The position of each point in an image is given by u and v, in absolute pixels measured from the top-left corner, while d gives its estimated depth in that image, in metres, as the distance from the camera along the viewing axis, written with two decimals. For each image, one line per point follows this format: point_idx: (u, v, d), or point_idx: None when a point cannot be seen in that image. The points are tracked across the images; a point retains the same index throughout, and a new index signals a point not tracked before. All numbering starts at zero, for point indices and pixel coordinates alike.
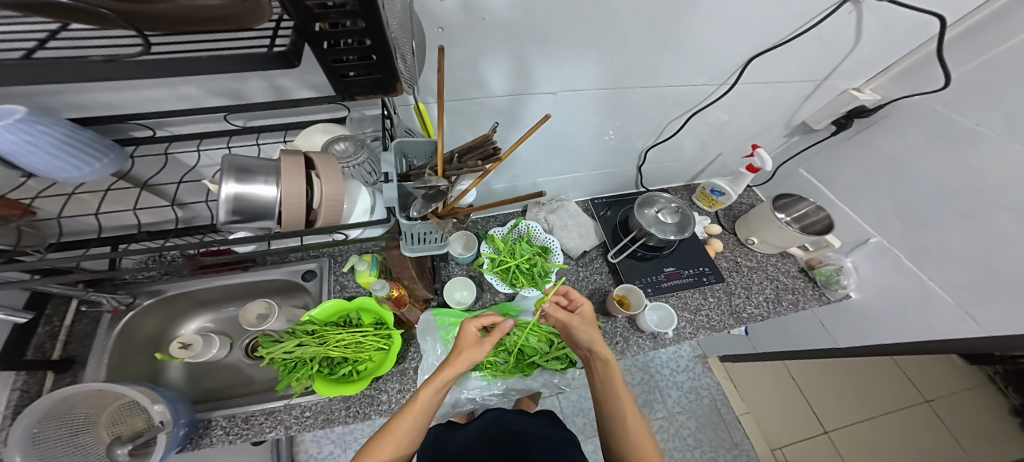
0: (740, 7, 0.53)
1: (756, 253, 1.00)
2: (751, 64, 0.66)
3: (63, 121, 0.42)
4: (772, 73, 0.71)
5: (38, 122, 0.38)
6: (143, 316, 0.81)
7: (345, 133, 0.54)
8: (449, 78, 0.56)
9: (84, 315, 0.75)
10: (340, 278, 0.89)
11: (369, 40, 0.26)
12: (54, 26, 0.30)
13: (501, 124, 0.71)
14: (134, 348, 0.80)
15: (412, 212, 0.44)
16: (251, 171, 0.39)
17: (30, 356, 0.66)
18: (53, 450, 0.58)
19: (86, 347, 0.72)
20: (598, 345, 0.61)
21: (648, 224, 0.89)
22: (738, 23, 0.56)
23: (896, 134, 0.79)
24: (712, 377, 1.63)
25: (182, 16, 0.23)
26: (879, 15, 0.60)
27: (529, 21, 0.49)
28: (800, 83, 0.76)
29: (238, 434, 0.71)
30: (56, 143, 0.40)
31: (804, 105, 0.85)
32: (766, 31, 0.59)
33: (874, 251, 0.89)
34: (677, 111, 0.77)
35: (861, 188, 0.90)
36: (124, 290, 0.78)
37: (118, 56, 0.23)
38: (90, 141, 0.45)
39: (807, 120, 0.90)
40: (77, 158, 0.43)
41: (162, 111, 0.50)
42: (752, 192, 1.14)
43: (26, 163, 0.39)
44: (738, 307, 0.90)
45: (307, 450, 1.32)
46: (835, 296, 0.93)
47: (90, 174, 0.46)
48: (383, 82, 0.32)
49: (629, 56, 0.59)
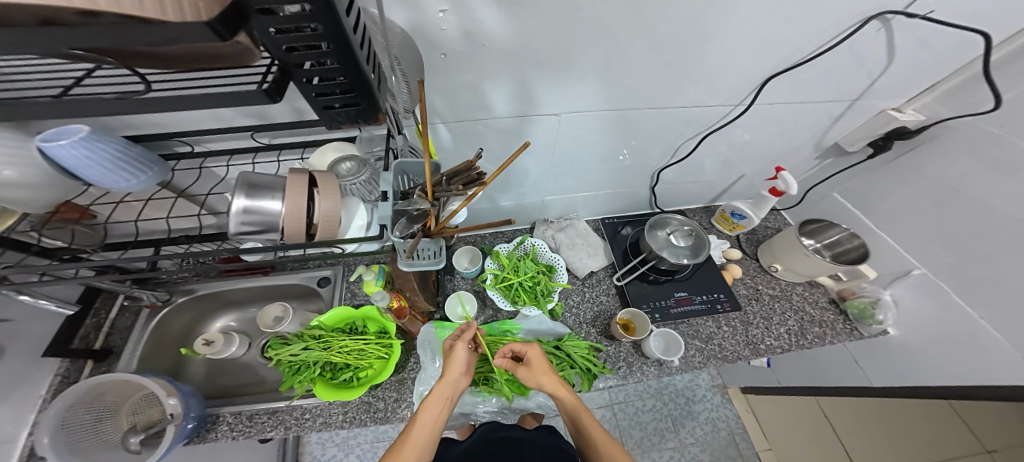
0: (753, 27, 0.50)
1: (780, 280, 0.91)
2: (770, 83, 0.62)
3: (120, 139, 0.45)
4: (798, 92, 0.66)
5: (98, 139, 0.41)
6: (175, 314, 0.86)
7: (353, 153, 0.56)
8: (454, 99, 0.58)
9: (126, 308, 0.82)
10: (351, 286, 0.92)
11: (346, 76, 0.28)
12: (89, 65, 0.34)
13: (484, 152, 0.72)
14: (166, 344, 0.85)
15: (397, 233, 0.46)
16: (261, 187, 0.41)
17: (75, 345, 0.73)
18: (76, 433, 0.62)
19: (122, 339, 0.78)
20: (550, 388, 0.62)
21: (659, 247, 0.85)
22: (752, 44, 0.53)
23: (947, 157, 0.71)
24: (732, 409, 1.51)
25: (185, 57, 0.25)
26: (915, 33, 0.56)
27: (527, 47, 0.50)
28: (828, 103, 0.72)
29: (242, 430, 0.74)
30: (114, 158, 0.43)
31: (835, 125, 0.80)
32: (784, 49, 0.55)
33: (915, 285, 0.79)
34: (692, 130, 0.73)
35: (906, 218, 0.80)
36: (163, 288, 0.85)
37: (130, 95, 0.25)
38: (142, 155, 0.48)
39: (840, 141, 0.85)
40: (131, 169, 0.46)
41: (198, 129, 0.55)
42: (780, 216, 1.07)
43: (87, 176, 0.42)
44: (755, 338, 0.81)
45: (311, 451, 1.35)
46: (869, 333, 0.82)
47: (141, 186, 0.49)
48: (367, 111, 0.33)
49: (635, 78, 0.57)
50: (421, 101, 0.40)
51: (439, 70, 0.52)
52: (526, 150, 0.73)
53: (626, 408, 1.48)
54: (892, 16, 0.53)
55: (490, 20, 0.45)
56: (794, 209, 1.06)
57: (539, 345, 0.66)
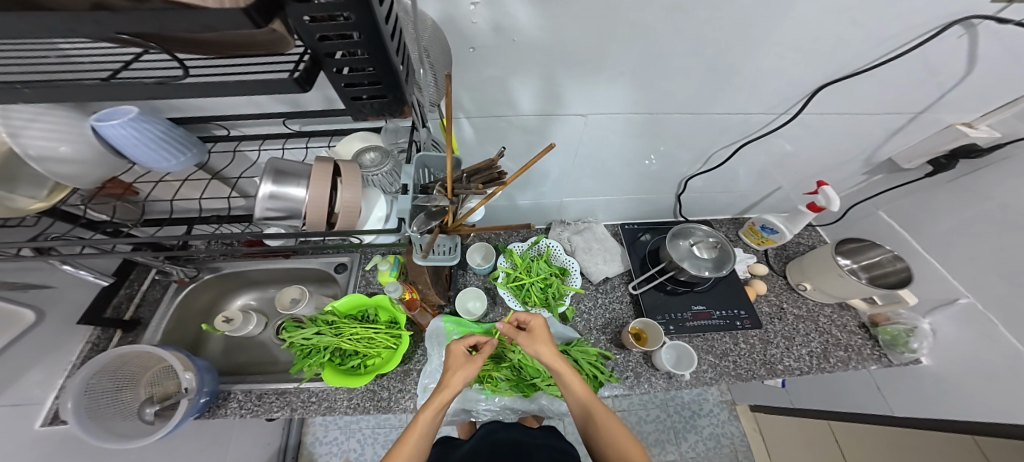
0: (806, 30, 0.45)
1: (808, 299, 0.83)
2: (822, 92, 0.56)
3: (164, 120, 0.46)
4: (862, 103, 0.59)
5: (145, 120, 0.42)
6: (201, 290, 0.88)
7: (376, 143, 0.55)
8: (480, 94, 0.57)
9: (157, 282, 0.84)
10: (366, 274, 0.92)
11: (376, 68, 0.27)
12: (137, 49, 0.33)
13: (508, 149, 0.71)
14: (190, 318, 0.86)
15: (413, 228, 0.45)
16: (287, 174, 0.41)
17: (108, 314, 0.75)
18: (97, 400, 0.64)
19: (151, 311, 0.80)
20: (548, 359, 0.60)
21: (679, 258, 0.79)
22: (805, 49, 0.48)
23: (1015, 179, 0.60)
24: (737, 426, 1.47)
25: (227, 43, 0.25)
26: (1003, 42, 0.47)
27: (559, 44, 0.48)
28: (886, 116, 0.63)
29: (250, 409, 0.76)
30: (158, 139, 0.44)
31: (890, 139, 0.70)
32: (838, 55, 0.49)
33: (962, 314, 0.70)
34: (727, 138, 0.68)
35: (960, 251, 0.71)
36: (192, 264, 0.86)
37: (171, 79, 0.22)
38: (184, 136, 0.48)
39: (897, 158, 0.75)
40: (174, 150, 0.46)
41: (237, 114, 0.53)
42: (816, 232, 0.94)
43: (133, 155, 0.43)
44: (773, 357, 0.77)
45: (314, 432, 1.39)
46: (900, 360, 0.73)
47: (179, 166, 0.50)
48: (394, 104, 0.32)
49: (671, 80, 0.53)
50: (449, 95, 0.39)
51: (467, 64, 0.51)
52: (548, 152, 0.72)
53: (630, 417, 1.46)
54: (979, 22, 0.44)
55: (519, 14, 0.43)
56: (832, 226, 0.98)
57: (542, 315, 0.66)
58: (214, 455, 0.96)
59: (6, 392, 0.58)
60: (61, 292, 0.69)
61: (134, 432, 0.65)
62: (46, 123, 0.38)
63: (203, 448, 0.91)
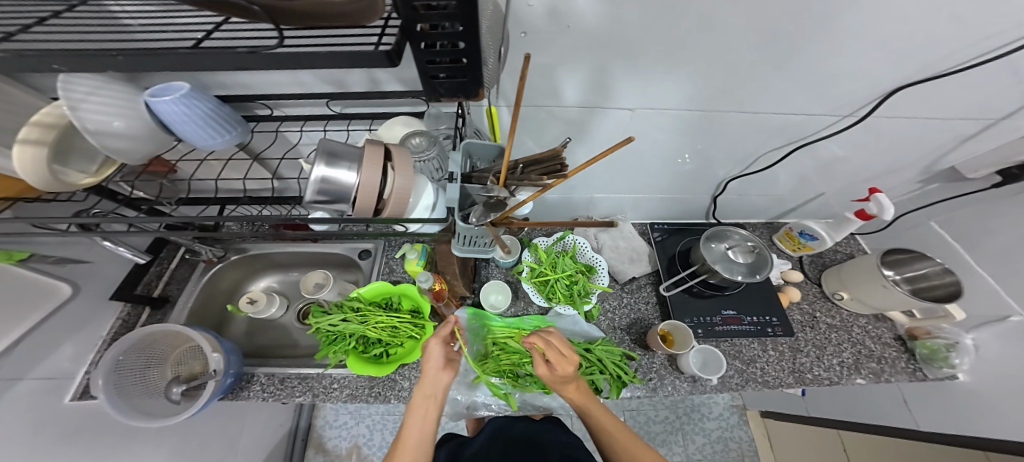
0: (893, 25, 0.42)
1: (842, 310, 0.81)
2: (900, 93, 0.53)
3: (212, 98, 0.46)
4: (926, 108, 0.56)
5: (195, 96, 0.42)
6: (228, 271, 0.88)
7: (420, 127, 0.53)
8: (525, 81, 0.54)
9: (186, 261, 0.84)
10: (390, 262, 0.90)
11: (464, 43, 0.25)
12: (215, 21, 0.32)
13: (574, 138, 0.68)
14: (216, 299, 0.86)
15: (471, 219, 0.44)
16: (339, 156, 0.39)
17: (139, 290, 0.75)
18: (126, 377, 0.64)
19: (178, 290, 0.80)
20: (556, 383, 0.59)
21: (712, 260, 0.77)
22: (885, 47, 0.45)
23: None
24: (747, 430, 1.43)
25: (316, 13, 0.23)
26: None
27: (616, 32, 0.45)
28: (956, 122, 0.60)
29: (273, 392, 0.75)
30: (205, 116, 0.44)
31: (953, 149, 0.67)
32: (919, 55, 0.46)
33: (1011, 332, 0.66)
34: (777, 141, 0.66)
35: (1003, 266, 0.67)
36: (220, 245, 0.86)
37: (262, 48, 0.20)
38: (229, 116, 0.48)
39: (959, 167, 0.71)
40: (220, 128, 0.46)
41: (280, 94, 0.52)
42: (855, 240, 0.91)
43: (180, 131, 0.44)
44: (803, 366, 0.75)
45: (325, 415, 1.40)
46: (935, 375, 0.72)
47: (223, 145, 0.49)
48: (469, 86, 0.30)
49: (735, 74, 0.51)
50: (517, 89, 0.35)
51: (530, 51, 0.49)
52: (589, 145, 0.70)
53: (639, 416, 1.45)
54: None
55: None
56: (872, 235, 0.94)
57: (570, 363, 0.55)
58: (229, 434, 0.97)
59: (38, 363, 0.59)
60: (96, 267, 0.69)
61: (158, 411, 0.65)
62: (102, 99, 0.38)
63: (219, 426, 0.92)
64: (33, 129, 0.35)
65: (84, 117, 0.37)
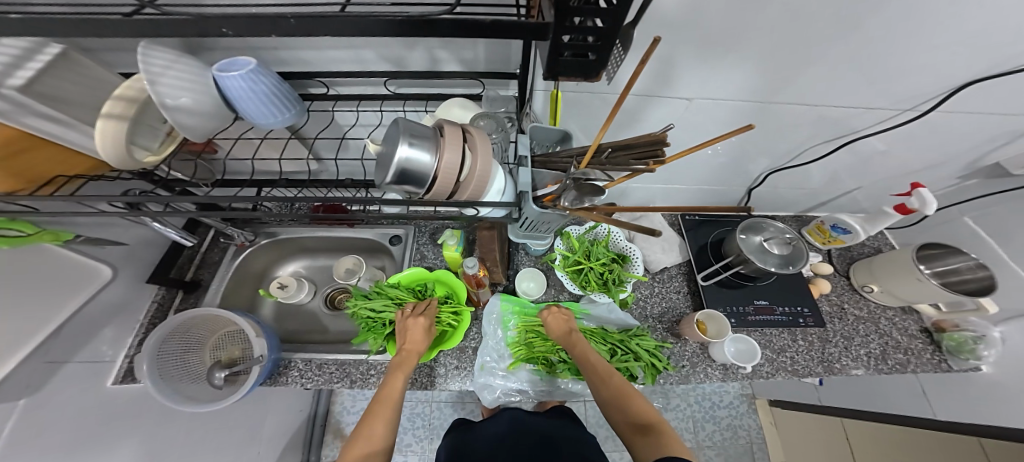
0: (981, 15, 0.42)
1: (870, 302, 0.84)
2: (968, 88, 0.53)
3: (275, 75, 0.44)
4: (981, 103, 0.57)
5: (263, 73, 0.41)
6: (258, 254, 0.87)
7: (483, 110, 0.52)
8: (626, 71, 0.54)
9: (217, 244, 0.83)
10: (421, 248, 0.89)
11: (607, 21, 0.24)
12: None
13: (678, 126, 0.67)
14: (244, 282, 0.85)
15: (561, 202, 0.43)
16: (415, 134, 0.37)
17: (172, 274, 0.74)
18: (168, 362, 0.64)
19: (210, 273, 0.80)
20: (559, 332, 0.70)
21: (748, 251, 0.78)
22: (965, 38, 0.45)
23: None
24: (755, 419, 1.45)
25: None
26: None
27: (695, 21, 0.44)
28: (1012, 117, 0.60)
29: (311, 378, 0.74)
30: (269, 95, 0.43)
31: (1001, 144, 0.68)
32: (993, 50, 0.46)
33: None
34: (826, 133, 0.67)
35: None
36: (250, 228, 0.85)
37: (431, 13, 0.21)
38: (289, 94, 0.46)
39: (1003, 163, 0.72)
40: (281, 105, 0.45)
41: (337, 72, 0.50)
42: (884, 235, 0.93)
43: (243, 108, 0.43)
44: (832, 356, 0.77)
45: (342, 401, 1.39)
46: (959, 367, 0.75)
47: (279, 125, 0.48)
48: (590, 66, 0.29)
49: (810, 64, 0.51)
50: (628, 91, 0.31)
51: (662, 36, 0.47)
52: (668, 134, 0.69)
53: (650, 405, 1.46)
54: None
55: None
56: (901, 230, 0.95)
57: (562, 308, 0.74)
58: (255, 418, 0.96)
59: (82, 345, 0.58)
60: (132, 249, 0.68)
61: (203, 396, 0.64)
62: (178, 74, 0.37)
63: (245, 411, 0.91)
64: (117, 103, 0.34)
65: (163, 91, 0.35)
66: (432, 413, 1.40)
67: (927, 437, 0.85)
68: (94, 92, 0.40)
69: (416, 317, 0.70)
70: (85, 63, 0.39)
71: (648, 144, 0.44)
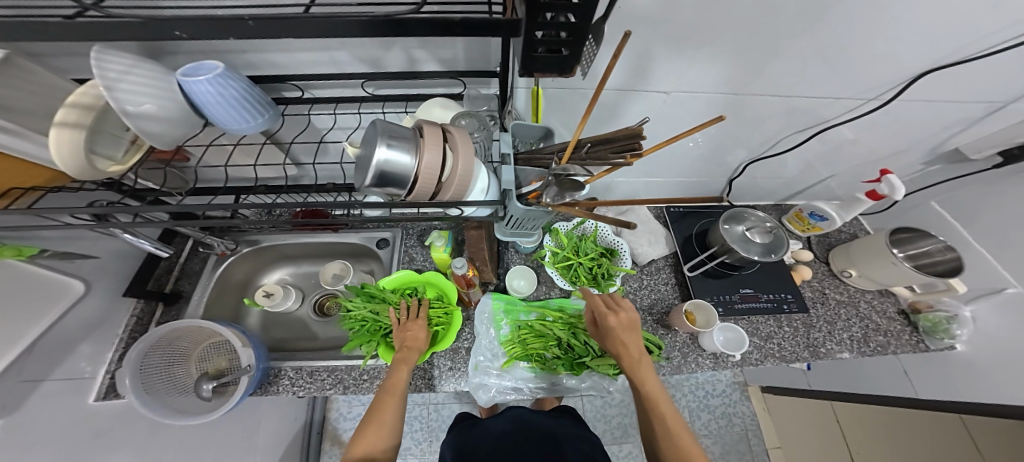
0: (936, 6, 0.43)
1: (849, 286, 0.87)
2: (927, 77, 0.55)
3: (246, 79, 0.43)
4: (940, 91, 0.59)
5: (230, 77, 0.39)
6: (240, 263, 0.84)
7: (463, 109, 0.51)
8: (598, 66, 0.54)
9: (196, 254, 0.80)
10: (409, 250, 0.88)
11: (577, 16, 0.24)
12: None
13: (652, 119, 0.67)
14: (227, 292, 0.82)
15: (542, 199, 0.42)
16: (394, 135, 0.37)
17: (150, 286, 0.72)
18: (152, 376, 0.62)
19: (191, 284, 0.77)
20: (627, 353, 0.59)
21: (732, 240, 0.80)
22: (923, 29, 0.47)
23: None
24: (748, 406, 1.49)
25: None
26: None
27: (667, 17, 0.45)
28: (969, 104, 0.63)
29: (302, 386, 0.72)
30: (240, 99, 0.41)
31: (961, 131, 0.71)
32: (948, 38, 0.48)
33: (1007, 301, 0.72)
34: (801, 123, 0.69)
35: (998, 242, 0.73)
36: (229, 237, 0.82)
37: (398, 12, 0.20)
38: (262, 97, 0.45)
39: (964, 148, 0.75)
40: (254, 109, 0.44)
41: (311, 74, 0.49)
42: (858, 222, 0.97)
43: (211, 113, 0.41)
44: (816, 341, 0.80)
45: (338, 409, 1.37)
46: (936, 346, 0.79)
47: (251, 130, 0.46)
48: (564, 61, 0.29)
49: (781, 57, 0.52)
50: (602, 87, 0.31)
51: (632, 30, 0.47)
52: (643, 127, 0.69)
53: None
54: None
55: None
56: (875, 216, 0.99)
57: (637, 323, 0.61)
58: (249, 430, 0.94)
59: (55, 364, 0.56)
60: (104, 263, 0.66)
61: (192, 408, 0.63)
62: (137, 79, 0.35)
63: (238, 424, 0.89)
64: (70, 111, 0.32)
65: (123, 98, 0.34)
66: (431, 416, 1.39)
67: (915, 418, 0.89)
68: (49, 100, 0.38)
69: (416, 319, 0.71)
70: (36, 68, 0.37)
71: (625, 137, 0.46)
